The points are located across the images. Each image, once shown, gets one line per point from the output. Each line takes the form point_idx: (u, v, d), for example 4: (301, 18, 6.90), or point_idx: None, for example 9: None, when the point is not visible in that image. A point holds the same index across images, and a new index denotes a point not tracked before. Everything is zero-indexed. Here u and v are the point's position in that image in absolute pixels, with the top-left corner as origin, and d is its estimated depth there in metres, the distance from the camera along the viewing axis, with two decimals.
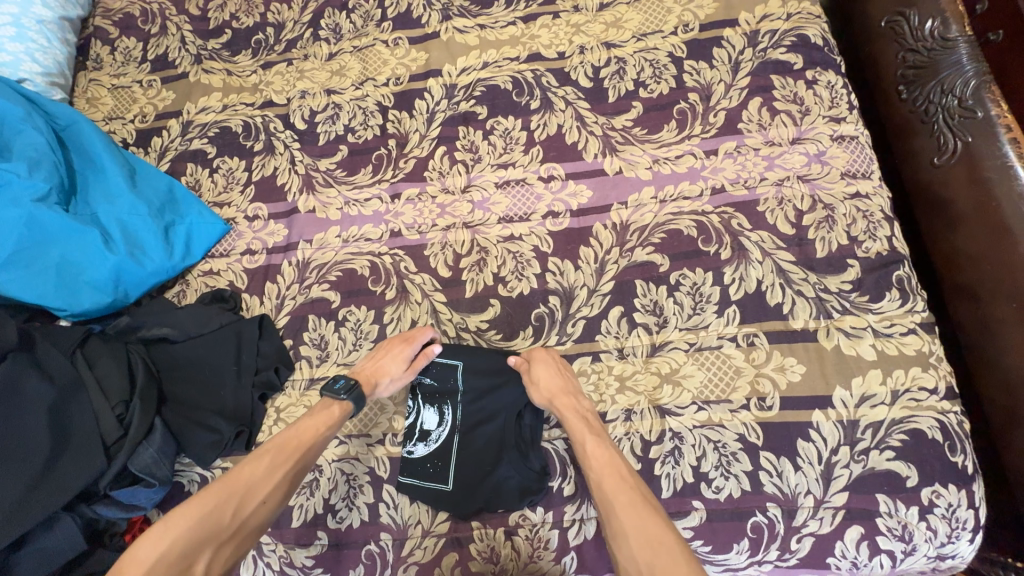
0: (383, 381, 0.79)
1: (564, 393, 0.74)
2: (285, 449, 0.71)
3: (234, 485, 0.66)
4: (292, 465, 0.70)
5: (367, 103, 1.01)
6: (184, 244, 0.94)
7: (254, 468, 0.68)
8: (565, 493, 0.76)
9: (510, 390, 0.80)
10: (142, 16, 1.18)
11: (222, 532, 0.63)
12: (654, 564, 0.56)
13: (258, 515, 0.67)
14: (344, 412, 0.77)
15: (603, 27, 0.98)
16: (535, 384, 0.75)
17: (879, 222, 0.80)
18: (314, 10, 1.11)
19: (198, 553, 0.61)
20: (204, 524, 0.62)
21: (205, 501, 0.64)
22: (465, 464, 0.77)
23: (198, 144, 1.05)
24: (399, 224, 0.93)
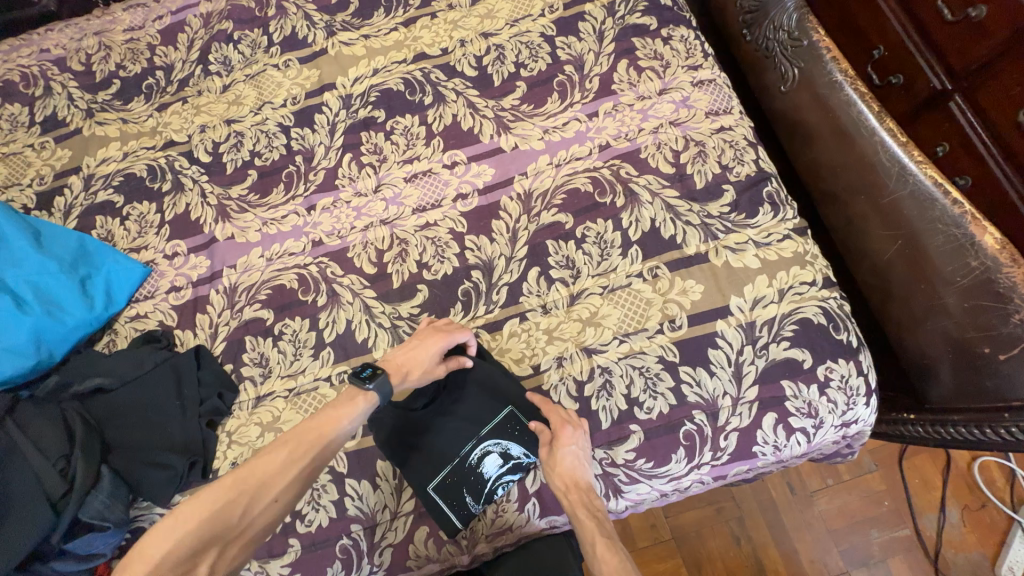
0: (415, 370, 0.77)
1: (578, 489, 0.73)
2: (303, 441, 0.68)
3: (258, 474, 0.64)
4: (309, 461, 0.67)
5: (268, 126, 1.04)
6: (104, 294, 0.93)
7: (206, 504, 0.60)
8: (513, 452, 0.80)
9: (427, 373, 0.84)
10: (23, 81, 1.16)
11: (233, 529, 0.61)
12: None
13: (271, 510, 0.64)
14: (369, 405, 0.73)
15: (478, 20, 1.05)
16: (549, 468, 0.74)
17: (744, 149, 0.90)
18: (201, 47, 1.13)
19: (205, 552, 0.58)
20: (215, 522, 0.59)
21: (205, 507, 0.60)
22: (439, 411, 0.82)
23: (104, 196, 1.04)
24: (319, 234, 0.96)
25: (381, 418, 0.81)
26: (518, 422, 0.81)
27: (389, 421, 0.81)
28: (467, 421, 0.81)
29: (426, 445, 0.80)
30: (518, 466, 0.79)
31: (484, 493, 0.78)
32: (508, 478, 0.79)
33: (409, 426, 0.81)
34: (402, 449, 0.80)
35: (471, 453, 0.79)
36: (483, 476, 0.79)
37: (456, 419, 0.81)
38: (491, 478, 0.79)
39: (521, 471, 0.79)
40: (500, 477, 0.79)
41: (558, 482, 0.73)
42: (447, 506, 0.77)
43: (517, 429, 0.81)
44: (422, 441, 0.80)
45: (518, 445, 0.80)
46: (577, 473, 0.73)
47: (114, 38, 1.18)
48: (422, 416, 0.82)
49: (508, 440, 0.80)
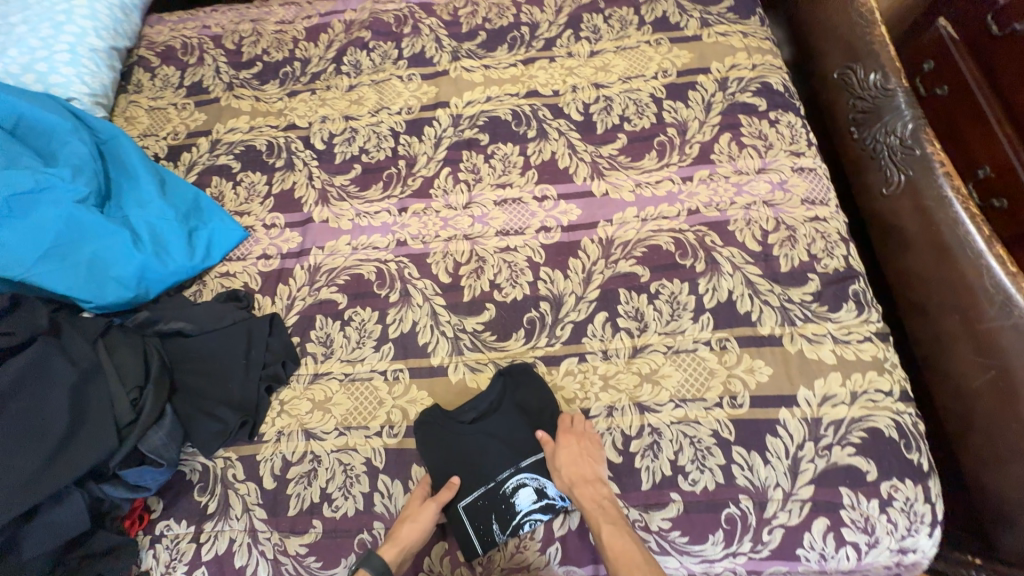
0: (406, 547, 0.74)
1: (585, 481, 0.76)
2: None
3: None
4: None
5: (381, 129, 1.13)
6: (205, 247, 1.01)
7: None
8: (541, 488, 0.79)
9: (487, 391, 0.85)
10: (183, 49, 1.32)
11: None
12: None
13: None
14: None
15: (593, 71, 1.12)
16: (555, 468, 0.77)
17: (835, 243, 0.90)
18: (338, 49, 1.25)
19: None
20: None
21: None
22: (489, 431, 0.83)
23: (225, 160, 1.15)
24: (404, 235, 1.01)
25: (428, 421, 0.84)
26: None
27: (433, 428, 0.84)
28: (507, 448, 0.82)
29: (462, 460, 0.82)
30: (550, 507, 0.78)
31: (511, 526, 0.78)
32: (537, 516, 0.78)
33: (452, 440, 0.83)
34: (439, 458, 0.82)
35: (506, 481, 0.80)
36: (513, 507, 0.78)
37: (496, 443, 0.82)
38: (522, 511, 0.78)
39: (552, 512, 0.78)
40: (529, 513, 0.78)
41: (565, 477, 0.76)
42: (471, 528, 0.77)
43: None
44: (460, 456, 0.82)
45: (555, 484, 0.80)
46: (588, 471, 0.77)
47: (266, 27, 1.32)
48: (467, 430, 0.83)
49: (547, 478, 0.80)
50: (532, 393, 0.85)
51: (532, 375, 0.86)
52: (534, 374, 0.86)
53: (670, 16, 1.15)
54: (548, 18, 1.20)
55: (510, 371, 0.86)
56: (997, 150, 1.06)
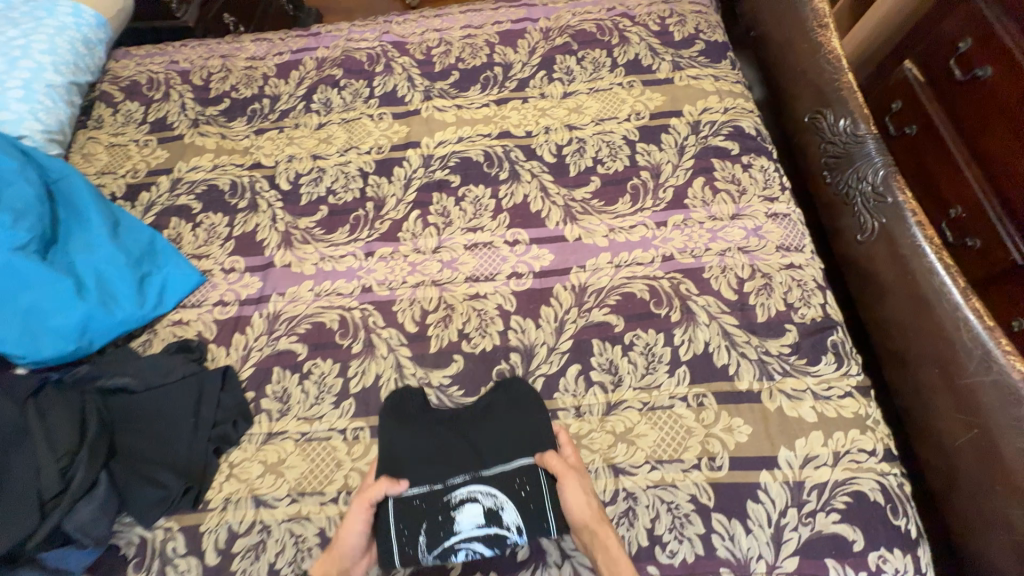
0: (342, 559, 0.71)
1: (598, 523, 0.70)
2: None
3: None
4: None
5: (349, 169, 1.10)
6: (157, 294, 0.95)
7: None
8: (494, 511, 0.74)
9: (483, 397, 0.84)
10: (148, 84, 1.29)
11: None
12: None
13: None
14: None
15: (565, 112, 1.11)
16: (575, 505, 0.71)
17: (812, 291, 0.88)
18: (308, 86, 1.23)
19: None
20: None
21: None
22: (467, 437, 0.81)
23: (185, 200, 1.10)
24: (370, 280, 0.97)
25: (410, 412, 0.83)
26: (527, 483, 0.76)
27: (411, 419, 0.83)
28: (484, 454, 0.80)
29: (437, 454, 0.80)
30: (496, 532, 0.73)
31: (441, 542, 0.73)
32: (479, 547, 0.72)
33: (425, 435, 0.81)
34: (409, 454, 0.80)
35: (455, 491, 0.76)
36: (452, 524, 0.74)
37: (475, 449, 0.80)
38: (461, 533, 0.73)
39: (496, 546, 0.72)
40: (469, 538, 0.72)
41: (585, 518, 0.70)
42: (396, 528, 0.74)
43: (522, 491, 0.75)
44: (432, 453, 0.80)
45: (509, 515, 0.74)
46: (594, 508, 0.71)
47: (236, 63, 1.30)
48: (445, 428, 0.82)
49: (501, 503, 0.74)
50: (527, 412, 0.82)
51: (529, 394, 0.83)
52: (531, 393, 0.83)
53: (641, 58, 1.16)
54: (521, 59, 1.20)
55: (506, 386, 0.84)
56: (969, 193, 1.06)
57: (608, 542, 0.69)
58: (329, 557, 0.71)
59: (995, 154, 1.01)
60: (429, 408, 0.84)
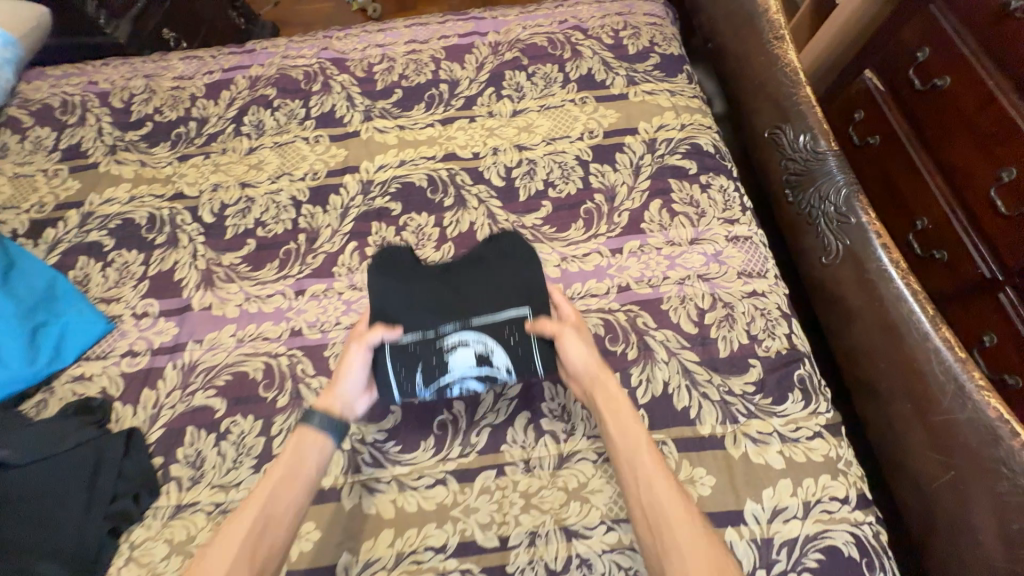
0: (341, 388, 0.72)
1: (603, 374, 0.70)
2: None
3: None
4: None
5: (280, 198, 1.01)
6: (52, 347, 0.85)
7: None
8: (485, 353, 0.72)
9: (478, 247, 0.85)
10: (62, 107, 1.17)
11: None
12: None
13: None
14: (321, 450, 0.69)
15: (515, 131, 1.04)
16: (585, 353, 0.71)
17: (777, 320, 0.82)
18: (240, 107, 1.14)
19: None
20: None
21: None
22: (461, 283, 0.79)
23: (95, 237, 0.99)
24: (300, 322, 0.88)
25: (394, 260, 0.85)
26: (517, 332, 0.73)
27: (398, 271, 0.82)
28: (476, 300, 0.76)
29: (427, 305, 0.76)
30: (489, 371, 0.73)
31: (436, 380, 0.73)
32: (471, 381, 0.74)
33: (415, 280, 0.80)
34: (397, 303, 0.77)
35: (446, 333, 0.73)
36: (445, 364, 0.72)
37: (468, 284, 0.79)
38: (454, 374, 0.73)
39: (490, 382, 0.73)
40: (462, 378, 0.73)
41: (593, 371, 0.70)
42: (392, 366, 0.73)
43: (512, 338, 0.73)
44: (422, 298, 0.77)
45: (499, 357, 0.73)
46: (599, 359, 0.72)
47: (161, 83, 1.20)
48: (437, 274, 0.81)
49: (491, 347, 0.72)
50: (517, 260, 0.81)
51: (521, 247, 0.84)
52: (524, 242, 0.85)
53: (595, 73, 1.10)
54: (469, 75, 1.12)
55: (499, 240, 0.85)
56: (933, 205, 1.03)
57: (604, 379, 0.70)
58: (327, 394, 0.72)
59: (957, 166, 0.98)
60: (418, 265, 0.84)
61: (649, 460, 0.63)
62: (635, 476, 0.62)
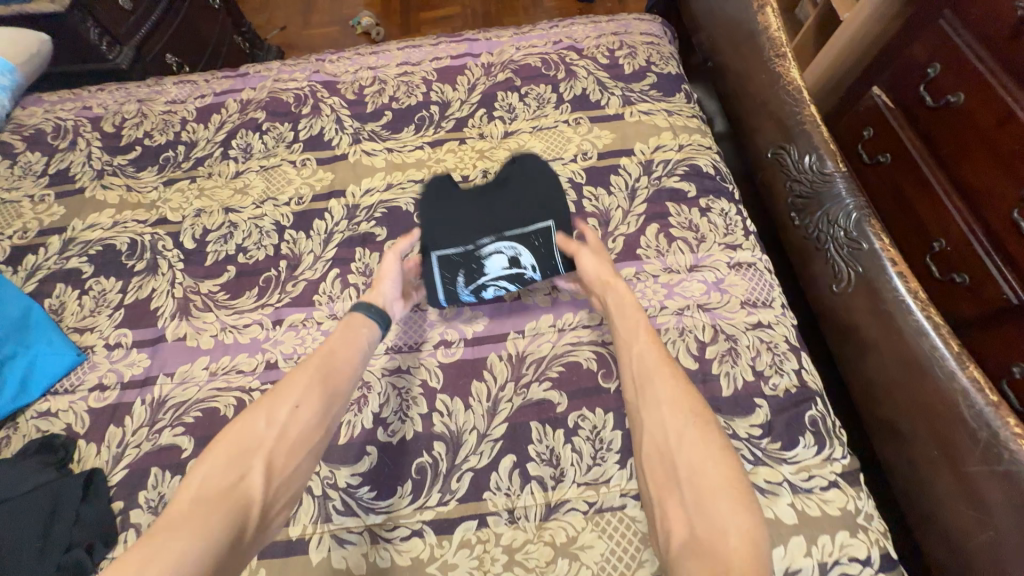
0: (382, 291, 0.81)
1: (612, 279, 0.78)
2: None
3: None
4: None
5: (264, 223, 0.98)
6: (18, 382, 0.81)
7: None
8: (517, 256, 0.82)
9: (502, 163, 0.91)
10: (54, 132, 1.17)
11: None
12: (687, 432, 0.61)
13: None
14: (374, 328, 0.78)
15: (506, 153, 1.00)
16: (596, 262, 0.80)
17: (785, 354, 0.76)
18: (229, 130, 1.12)
19: None
20: None
21: None
22: (491, 192, 0.85)
23: (75, 264, 0.97)
24: (276, 354, 0.83)
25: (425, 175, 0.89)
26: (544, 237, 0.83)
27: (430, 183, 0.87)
28: (507, 210, 0.83)
29: (462, 218, 0.83)
30: (519, 272, 0.82)
31: (476, 282, 0.82)
32: (504, 281, 0.82)
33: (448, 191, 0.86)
34: (435, 215, 0.84)
35: (482, 243, 0.82)
36: (483, 268, 0.81)
37: (497, 197, 0.85)
38: (490, 275, 0.82)
39: (520, 282, 0.83)
40: (498, 278, 0.82)
41: (601, 275, 0.79)
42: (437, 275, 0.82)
43: (538, 242, 0.83)
44: (455, 210, 0.84)
45: (528, 259, 0.82)
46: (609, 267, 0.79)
47: (153, 107, 1.19)
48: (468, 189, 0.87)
49: (522, 251, 0.82)
50: (541, 171, 0.88)
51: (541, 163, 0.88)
52: (546, 164, 0.91)
53: (589, 93, 1.06)
54: (461, 97, 1.10)
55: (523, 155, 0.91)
56: (953, 227, 0.96)
57: (611, 280, 0.78)
58: (372, 294, 0.81)
59: (977, 185, 0.91)
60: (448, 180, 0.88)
61: (651, 345, 0.70)
62: (635, 363, 0.68)
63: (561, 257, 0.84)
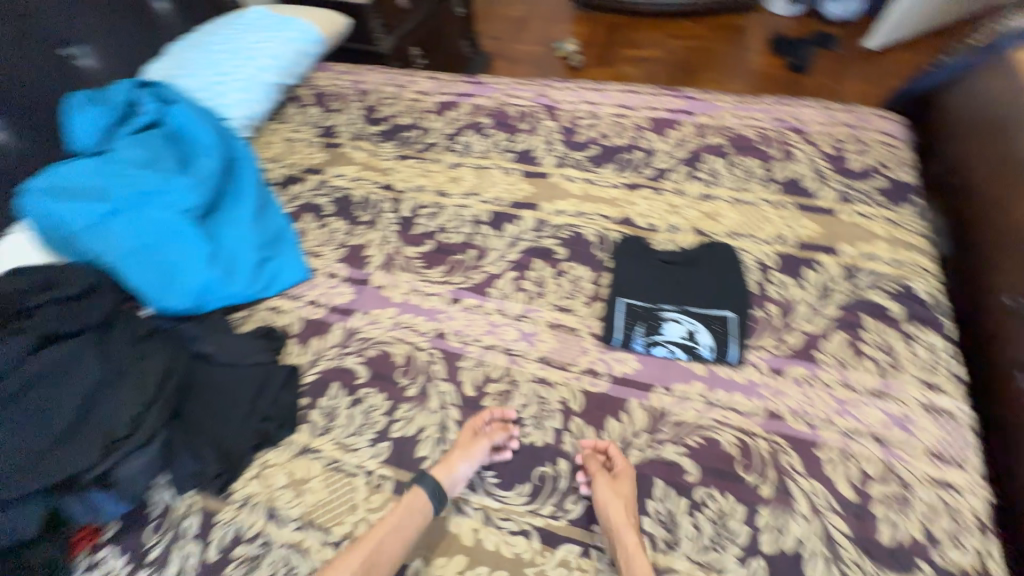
0: (457, 467, 0.76)
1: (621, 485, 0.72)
2: None
3: None
4: None
5: (465, 212, 1.13)
6: (267, 279, 1.05)
7: None
8: (694, 331, 0.86)
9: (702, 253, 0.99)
10: (334, 97, 1.51)
11: None
12: None
13: None
14: (425, 509, 0.72)
15: (699, 214, 1.03)
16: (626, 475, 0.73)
17: (969, 528, 0.66)
18: (458, 128, 1.33)
19: None
20: None
21: None
22: (686, 272, 0.94)
23: (321, 201, 1.23)
24: (447, 327, 0.96)
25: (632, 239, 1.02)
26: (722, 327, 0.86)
27: (634, 246, 1.00)
28: (696, 292, 0.91)
29: (653, 284, 0.93)
30: (692, 345, 0.85)
31: (650, 336, 0.87)
32: (675, 346, 0.85)
33: (649, 257, 0.97)
34: (632, 272, 0.95)
35: (666, 309, 0.89)
36: (659, 328, 0.87)
37: (691, 278, 0.93)
38: (664, 336, 0.86)
39: (691, 356, 0.85)
40: (670, 341, 0.86)
41: (619, 465, 0.74)
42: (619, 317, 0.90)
43: (717, 327, 0.86)
44: (649, 275, 0.94)
45: (704, 337, 0.85)
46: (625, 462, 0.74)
47: (406, 95, 1.47)
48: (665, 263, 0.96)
49: (699, 327, 0.86)
50: (736, 269, 0.93)
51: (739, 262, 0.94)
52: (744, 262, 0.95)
53: (803, 179, 1.04)
54: (666, 149, 1.15)
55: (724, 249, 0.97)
56: None
57: (618, 480, 0.72)
58: (444, 465, 0.76)
59: None
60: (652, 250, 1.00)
61: None
62: None
63: (736, 348, 0.83)
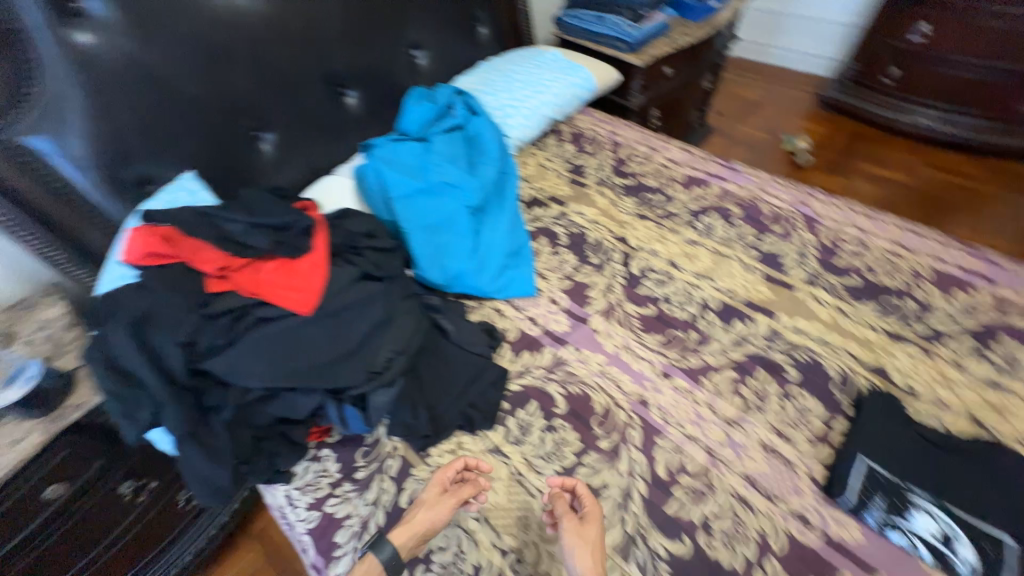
0: (427, 525, 0.77)
1: (594, 545, 0.73)
2: None
3: None
4: None
5: (695, 292, 1.13)
6: (502, 284, 1.17)
7: None
8: (952, 537, 0.74)
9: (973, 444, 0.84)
10: (589, 141, 1.66)
11: None
12: None
13: None
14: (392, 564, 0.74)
15: (978, 400, 0.89)
16: (592, 533, 0.74)
17: None
18: (702, 207, 1.35)
19: None
20: None
21: None
22: (951, 460, 0.81)
23: (558, 230, 1.35)
24: (652, 397, 0.96)
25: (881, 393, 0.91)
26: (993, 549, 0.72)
27: (885, 403, 0.89)
28: (962, 490, 0.78)
29: (905, 457, 0.82)
30: (945, 551, 0.73)
31: (890, 517, 0.77)
32: (922, 544, 0.74)
33: (903, 424, 0.86)
34: (879, 433, 0.85)
35: (918, 495, 0.78)
36: (905, 513, 0.77)
37: (957, 470, 0.80)
38: (909, 525, 0.76)
39: (938, 562, 0.73)
40: (916, 535, 0.75)
41: (591, 514, 0.76)
42: (855, 479, 0.81)
43: (986, 547, 0.72)
44: (901, 445, 0.83)
45: (966, 550, 0.72)
46: (597, 525, 0.75)
47: (657, 159, 1.55)
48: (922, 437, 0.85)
49: (961, 536, 0.73)
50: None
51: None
52: None
53: None
54: (948, 311, 1.02)
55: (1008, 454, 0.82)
56: None
57: (588, 537, 0.74)
58: (402, 528, 0.76)
59: None
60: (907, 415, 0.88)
61: None
62: None
63: None
